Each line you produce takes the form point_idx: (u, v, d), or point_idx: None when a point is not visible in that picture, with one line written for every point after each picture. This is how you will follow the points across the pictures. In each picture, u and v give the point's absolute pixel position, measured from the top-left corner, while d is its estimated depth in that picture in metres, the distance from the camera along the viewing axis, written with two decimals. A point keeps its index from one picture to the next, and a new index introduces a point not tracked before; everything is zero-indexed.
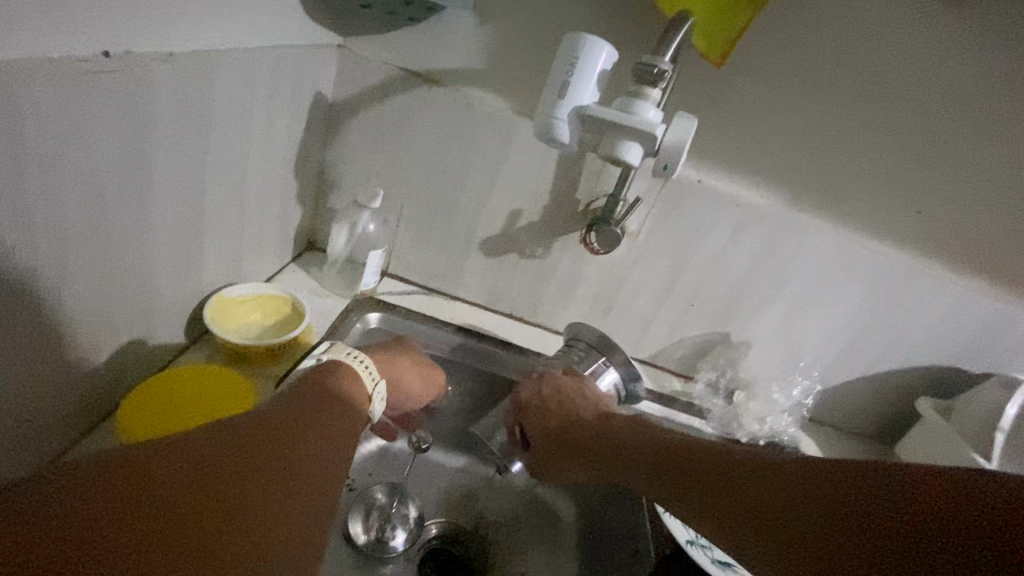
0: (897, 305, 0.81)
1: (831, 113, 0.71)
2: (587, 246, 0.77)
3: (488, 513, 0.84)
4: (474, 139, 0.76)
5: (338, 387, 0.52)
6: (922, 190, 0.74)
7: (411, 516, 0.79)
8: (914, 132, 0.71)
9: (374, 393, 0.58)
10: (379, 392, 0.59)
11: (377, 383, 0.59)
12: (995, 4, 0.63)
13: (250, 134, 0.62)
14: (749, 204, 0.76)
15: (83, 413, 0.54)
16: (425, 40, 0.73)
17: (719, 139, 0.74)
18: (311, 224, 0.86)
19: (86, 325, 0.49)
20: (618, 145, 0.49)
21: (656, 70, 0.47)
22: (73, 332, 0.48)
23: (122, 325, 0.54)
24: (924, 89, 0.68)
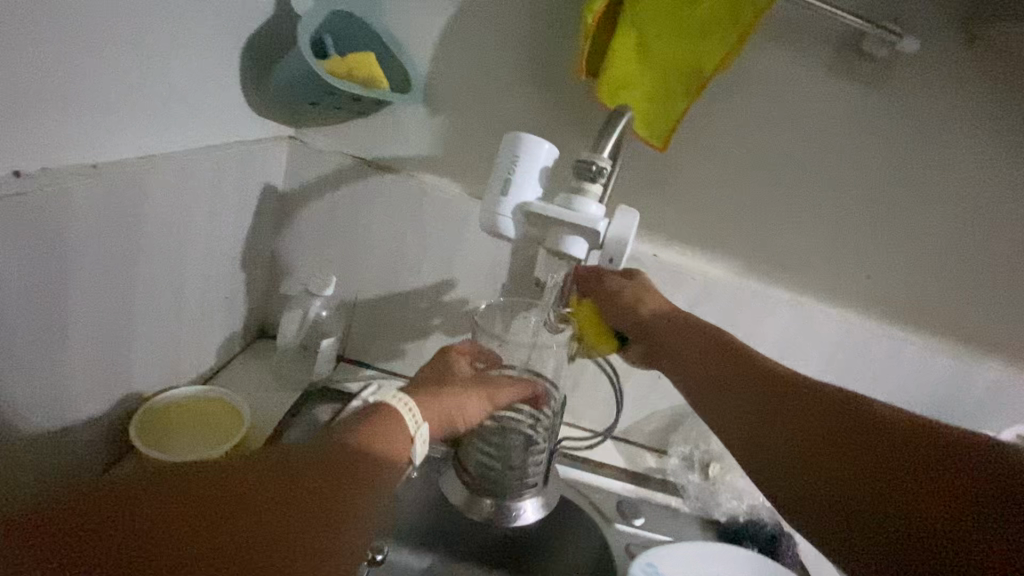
0: (862, 368, 0.80)
1: (774, 186, 0.73)
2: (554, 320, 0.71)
3: None
4: (428, 223, 0.75)
5: (373, 432, 0.50)
6: (869, 256, 0.75)
7: None
8: (854, 203, 0.73)
9: (417, 435, 0.54)
10: (422, 435, 0.54)
11: (420, 424, 0.54)
12: (906, 89, 0.68)
13: (188, 232, 0.59)
14: (705, 277, 0.77)
15: None
16: (376, 130, 0.74)
17: (670, 216, 0.75)
18: (262, 312, 0.83)
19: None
20: (563, 241, 0.49)
21: (595, 168, 0.48)
22: None
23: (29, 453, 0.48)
24: (856, 164, 0.72)
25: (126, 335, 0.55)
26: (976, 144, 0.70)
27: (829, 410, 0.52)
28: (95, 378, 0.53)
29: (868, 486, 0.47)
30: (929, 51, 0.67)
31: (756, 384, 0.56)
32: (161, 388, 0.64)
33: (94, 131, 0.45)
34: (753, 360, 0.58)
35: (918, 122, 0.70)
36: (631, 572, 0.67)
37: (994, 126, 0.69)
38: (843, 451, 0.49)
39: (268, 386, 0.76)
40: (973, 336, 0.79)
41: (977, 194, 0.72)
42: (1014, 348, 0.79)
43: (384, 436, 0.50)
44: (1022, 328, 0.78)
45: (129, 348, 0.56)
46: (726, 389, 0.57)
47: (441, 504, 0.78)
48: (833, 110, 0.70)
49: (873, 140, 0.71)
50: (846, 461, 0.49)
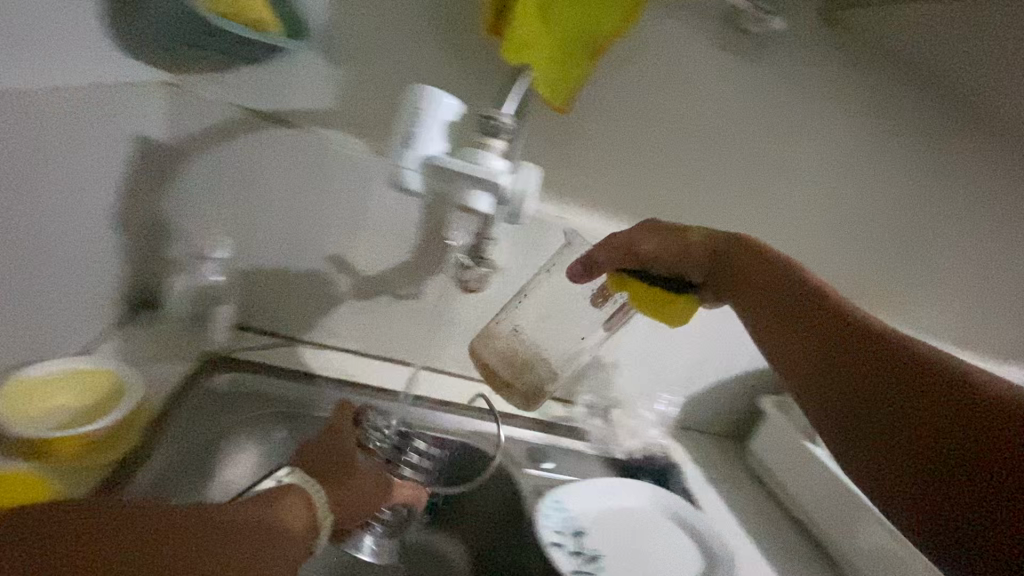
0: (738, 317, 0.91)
1: (665, 151, 0.79)
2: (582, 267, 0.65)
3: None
4: (331, 181, 0.73)
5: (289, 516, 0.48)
6: (745, 216, 0.84)
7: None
8: (731, 167, 0.81)
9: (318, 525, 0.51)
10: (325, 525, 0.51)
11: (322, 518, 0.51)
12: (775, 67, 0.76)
13: (46, 184, 0.52)
14: (605, 236, 0.82)
15: None
16: (270, 79, 0.69)
17: (575, 179, 0.79)
18: (144, 279, 0.75)
19: None
20: (467, 194, 0.49)
21: (496, 122, 0.50)
22: None
23: None
24: (735, 131, 0.79)
25: None
26: (831, 117, 0.80)
27: (879, 354, 0.55)
28: None
29: (863, 395, 0.55)
30: (795, 31, 0.75)
31: (799, 289, 0.61)
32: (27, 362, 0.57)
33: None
34: (750, 275, 0.63)
35: (785, 95, 0.78)
36: (539, 508, 0.72)
37: (846, 101, 0.79)
38: (889, 388, 0.53)
39: (160, 357, 0.70)
40: None
41: (832, 160, 0.82)
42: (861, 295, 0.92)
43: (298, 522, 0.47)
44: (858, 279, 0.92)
45: None
46: (761, 288, 0.63)
47: None
48: (715, 82, 0.76)
49: (749, 111, 0.78)
50: (886, 405, 0.53)
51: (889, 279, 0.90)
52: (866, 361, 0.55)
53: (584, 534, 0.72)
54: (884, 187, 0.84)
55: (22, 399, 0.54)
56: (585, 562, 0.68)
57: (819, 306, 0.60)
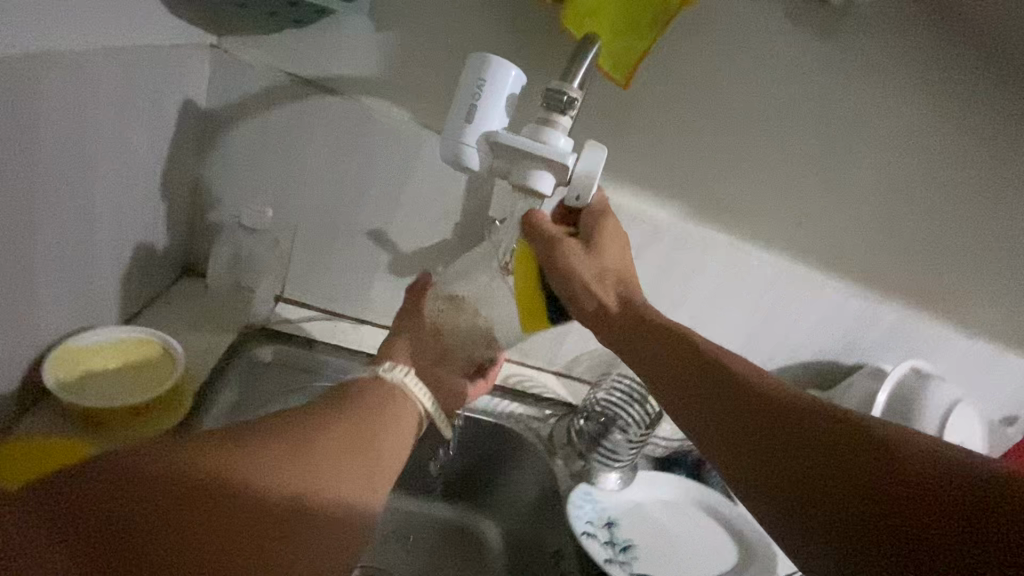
0: (783, 305, 0.87)
1: (726, 131, 0.74)
2: None
3: (398, 564, 0.76)
4: (378, 155, 0.69)
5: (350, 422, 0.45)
6: (802, 201, 0.79)
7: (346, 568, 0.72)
8: (793, 152, 0.76)
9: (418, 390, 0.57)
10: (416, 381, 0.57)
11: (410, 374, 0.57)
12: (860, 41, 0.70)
13: (95, 150, 0.49)
14: (652, 219, 0.79)
15: None
16: (314, 44, 0.64)
17: (626, 156, 0.75)
18: (189, 246, 0.73)
19: None
20: (530, 174, 0.45)
21: (566, 98, 0.44)
22: None
23: None
24: (804, 113, 0.74)
25: (27, 280, 0.46)
26: (909, 102, 0.73)
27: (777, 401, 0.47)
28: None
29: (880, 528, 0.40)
30: (882, 5, 0.68)
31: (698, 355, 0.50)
32: (76, 328, 0.55)
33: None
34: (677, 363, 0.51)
35: (861, 79, 0.72)
36: (570, 501, 0.70)
37: (926, 88, 0.72)
38: (800, 461, 0.44)
39: (202, 327, 0.68)
40: (885, 280, 0.86)
41: (905, 149, 0.76)
42: (913, 291, 0.87)
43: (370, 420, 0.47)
44: (923, 272, 0.86)
45: (30, 292, 0.47)
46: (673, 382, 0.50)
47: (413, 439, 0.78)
48: (788, 60, 0.71)
49: (819, 92, 0.73)
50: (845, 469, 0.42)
51: (946, 274, 0.86)
52: (768, 421, 0.46)
53: (616, 524, 0.71)
54: (962, 178, 0.78)
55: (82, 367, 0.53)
56: (620, 552, 0.68)
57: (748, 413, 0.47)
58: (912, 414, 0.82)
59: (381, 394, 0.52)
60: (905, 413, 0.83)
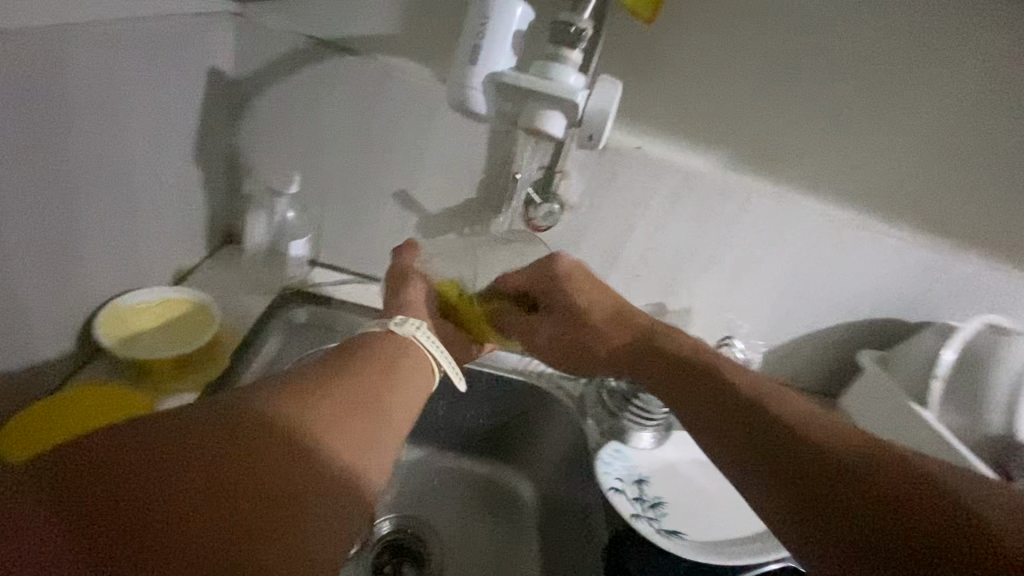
0: (838, 259, 0.78)
1: (770, 64, 0.66)
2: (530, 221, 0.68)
3: (434, 519, 0.76)
4: (398, 114, 0.68)
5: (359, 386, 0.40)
6: (861, 141, 0.70)
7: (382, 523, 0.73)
8: (851, 83, 0.67)
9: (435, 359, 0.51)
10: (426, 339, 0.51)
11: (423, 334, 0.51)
12: None
13: (123, 116, 0.52)
14: (688, 168, 0.73)
15: None
16: (330, 3, 0.63)
17: (659, 100, 0.69)
18: (229, 215, 0.76)
19: None
20: (539, 116, 0.42)
21: (575, 30, 0.41)
22: None
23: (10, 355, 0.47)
24: (867, 37, 0.64)
25: (71, 242, 0.50)
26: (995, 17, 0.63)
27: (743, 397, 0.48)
28: (46, 282, 0.48)
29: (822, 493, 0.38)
30: None
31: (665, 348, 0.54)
32: (124, 289, 0.59)
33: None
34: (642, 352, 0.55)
35: None
36: (600, 457, 0.69)
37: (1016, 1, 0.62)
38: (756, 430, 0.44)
39: (242, 291, 0.71)
40: (964, 229, 0.76)
41: (992, 75, 0.65)
42: (997, 241, 0.77)
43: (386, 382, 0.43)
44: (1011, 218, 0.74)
45: (75, 252, 0.51)
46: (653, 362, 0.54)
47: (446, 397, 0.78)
48: None
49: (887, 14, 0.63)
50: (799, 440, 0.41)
51: None
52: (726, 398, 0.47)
53: (646, 482, 0.70)
54: None
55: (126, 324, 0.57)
56: (649, 509, 0.67)
57: (708, 384, 0.49)
58: (985, 379, 0.72)
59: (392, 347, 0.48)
60: (980, 379, 0.72)
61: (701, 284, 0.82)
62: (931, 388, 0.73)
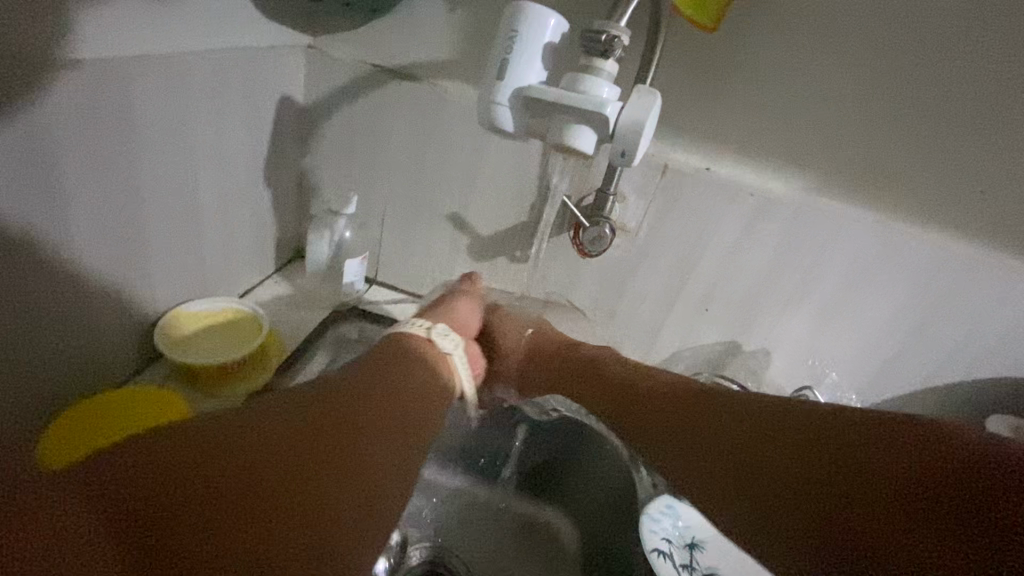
0: (961, 302, 0.64)
1: (864, 75, 0.58)
2: (577, 245, 0.63)
3: (468, 555, 0.72)
4: (449, 136, 0.68)
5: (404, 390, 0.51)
6: (988, 161, 0.58)
7: (413, 556, 0.69)
8: (972, 94, 0.56)
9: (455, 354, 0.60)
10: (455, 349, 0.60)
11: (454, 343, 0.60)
12: None
13: (195, 138, 0.57)
14: (763, 192, 0.64)
15: (29, 419, 0.50)
16: (391, 32, 0.66)
17: (728, 117, 0.63)
18: (298, 232, 0.80)
19: (35, 344, 0.47)
20: (567, 130, 0.40)
21: (606, 38, 0.39)
22: (37, 350, 0.48)
23: (82, 348, 0.52)
24: (993, 38, 0.53)
25: (140, 249, 0.55)
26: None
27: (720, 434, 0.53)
28: (116, 285, 0.54)
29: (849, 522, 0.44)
30: None
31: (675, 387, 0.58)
32: (190, 297, 0.64)
33: (52, 20, 0.41)
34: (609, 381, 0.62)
35: None
36: (646, 510, 0.62)
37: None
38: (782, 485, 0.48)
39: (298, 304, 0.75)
40: None
41: None
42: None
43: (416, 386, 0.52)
44: None
45: (146, 259, 0.56)
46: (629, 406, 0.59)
47: (490, 426, 0.74)
48: None
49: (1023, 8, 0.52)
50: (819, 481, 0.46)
51: None
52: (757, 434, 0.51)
53: (699, 547, 0.62)
54: None
55: (191, 331, 0.61)
56: None
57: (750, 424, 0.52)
58: None
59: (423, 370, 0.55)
60: None
61: (779, 323, 0.71)
62: None
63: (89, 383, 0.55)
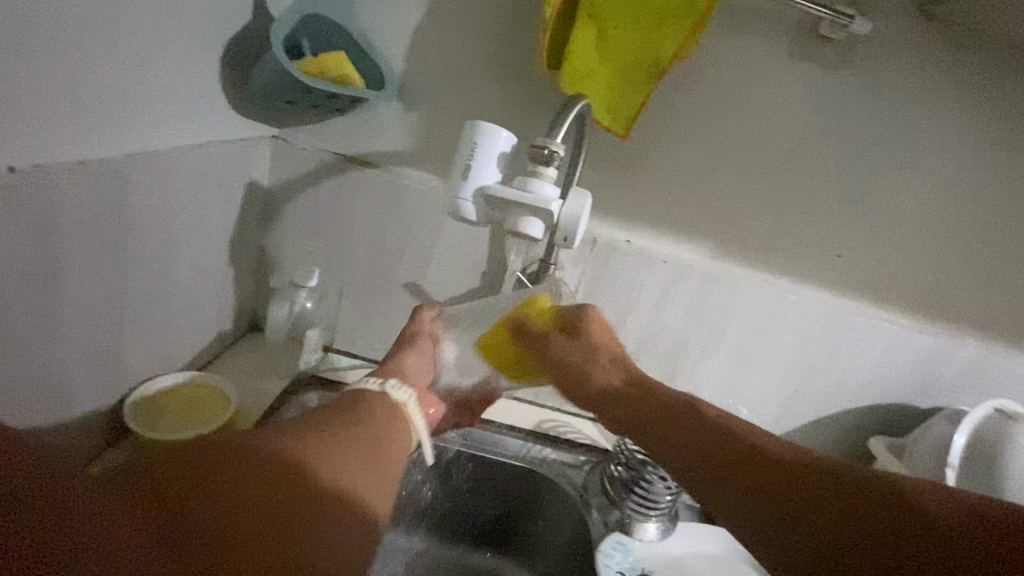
0: (833, 343, 0.79)
1: (740, 167, 0.74)
2: None
3: None
4: (407, 214, 0.76)
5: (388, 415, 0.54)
6: (837, 233, 0.75)
7: None
8: (817, 180, 0.73)
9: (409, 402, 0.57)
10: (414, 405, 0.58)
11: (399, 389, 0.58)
12: (871, 68, 0.68)
13: (174, 224, 0.61)
14: (677, 259, 0.77)
15: None
16: (354, 128, 0.75)
17: (644, 199, 0.76)
18: (254, 305, 0.83)
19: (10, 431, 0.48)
20: (521, 221, 0.50)
21: (547, 152, 0.49)
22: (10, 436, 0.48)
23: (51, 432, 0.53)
24: (826, 143, 0.72)
25: (116, 330, 0.57)
26: (946, 121, 0.69)
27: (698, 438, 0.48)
28: (92, 367, 0.55)
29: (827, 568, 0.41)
30: (886, 33, 0.67)
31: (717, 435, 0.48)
32: (155, 374, 0.65)
33: (59, 132, 0.46)
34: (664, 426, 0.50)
35: (881, 105, 0.69)
36: (598, 548, 0.67)
37: (966, 110, 0.69)
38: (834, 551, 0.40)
39: (259, 375, 0.77)
40: (949, 312, 0.78)
41: (951, 170, 0.71)
42: (993, 323, 0.78)
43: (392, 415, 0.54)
44: (991, 302, 0.76)
45: (119, 339, 0.58)
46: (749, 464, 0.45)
47: (449, 482, 0.77)
48: (799, 92, 0.70)
49: (844, 122, 0.71)
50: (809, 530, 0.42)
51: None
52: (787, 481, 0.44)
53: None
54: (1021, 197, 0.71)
55: (190, 402, 0.64)
56: None
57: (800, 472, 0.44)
58: (1001, 462, 0.69)
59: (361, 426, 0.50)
60: (999, 459, 0.69)
61: (700, 369, 0.82)
62: (945, 475, 0.71)
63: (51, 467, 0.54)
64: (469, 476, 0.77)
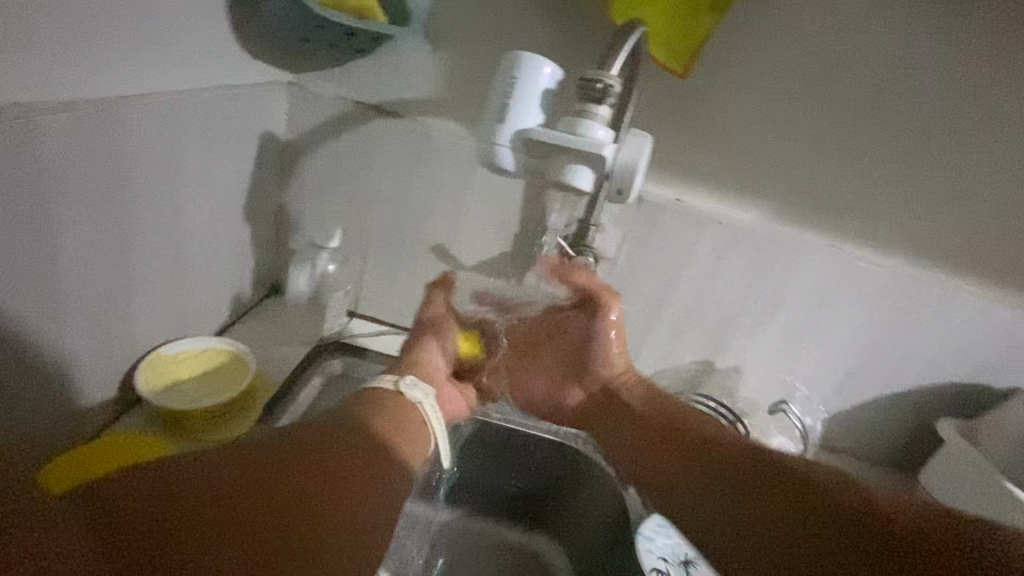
0: (904, 316, 0.71)
1: (810, 115, 0.64)
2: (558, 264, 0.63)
3: None
4: (433, 169, 0.69)
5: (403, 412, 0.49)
6: (920, 192, 0.66)
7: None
8: (901, 130, 0.63)
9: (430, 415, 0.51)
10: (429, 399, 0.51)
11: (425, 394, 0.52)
12: None
13: (180, 176, 0.56)
14: (731, 220, 0.69)
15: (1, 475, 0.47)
16: (375, 72, 0.68)
17: (697, 152, 0.68)
18: (274, 267, 0.78)
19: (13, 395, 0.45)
20: (568, 170, 0.43)
21: (601, 86, 0.42)
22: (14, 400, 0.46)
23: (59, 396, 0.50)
24: (916, 85, 0.61)
25: (122, 290, 0.53)
26: None
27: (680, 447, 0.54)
28: (100, 329, 0.52)
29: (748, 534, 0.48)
30: None
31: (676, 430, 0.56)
32: (170, 337, 0.62)
33: (41, 65, 0.41)
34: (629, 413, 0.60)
35: (988, 37, 0.59)
36: (641, 531, 0.63)
37: None
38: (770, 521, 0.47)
39: (280, 340, 0.73)
40: None
41: None
42: None
43: (410, 416, 0.49)
44: None
45: (127, 299, 0.54)
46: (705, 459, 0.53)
47: (478, 456, 0.73)
48: (888, 24, 0.60)
49: (940, 60, 0.60)
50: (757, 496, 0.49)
51: None
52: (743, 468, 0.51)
53: (695, 564, 0.61)
54: None
55: (210, 371, 0.61)
56: None
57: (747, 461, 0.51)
58: None
59: (384, 424, 0.46)
60: None
61: (750, 343, 0.75)
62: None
63: (62, 432, 0.52)
64: (500, 449, 0.73)
